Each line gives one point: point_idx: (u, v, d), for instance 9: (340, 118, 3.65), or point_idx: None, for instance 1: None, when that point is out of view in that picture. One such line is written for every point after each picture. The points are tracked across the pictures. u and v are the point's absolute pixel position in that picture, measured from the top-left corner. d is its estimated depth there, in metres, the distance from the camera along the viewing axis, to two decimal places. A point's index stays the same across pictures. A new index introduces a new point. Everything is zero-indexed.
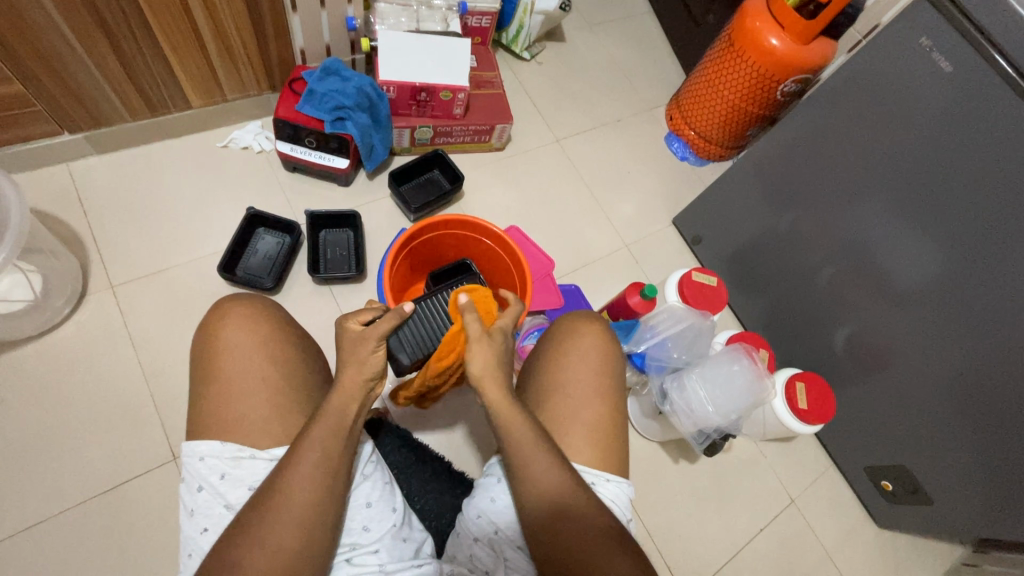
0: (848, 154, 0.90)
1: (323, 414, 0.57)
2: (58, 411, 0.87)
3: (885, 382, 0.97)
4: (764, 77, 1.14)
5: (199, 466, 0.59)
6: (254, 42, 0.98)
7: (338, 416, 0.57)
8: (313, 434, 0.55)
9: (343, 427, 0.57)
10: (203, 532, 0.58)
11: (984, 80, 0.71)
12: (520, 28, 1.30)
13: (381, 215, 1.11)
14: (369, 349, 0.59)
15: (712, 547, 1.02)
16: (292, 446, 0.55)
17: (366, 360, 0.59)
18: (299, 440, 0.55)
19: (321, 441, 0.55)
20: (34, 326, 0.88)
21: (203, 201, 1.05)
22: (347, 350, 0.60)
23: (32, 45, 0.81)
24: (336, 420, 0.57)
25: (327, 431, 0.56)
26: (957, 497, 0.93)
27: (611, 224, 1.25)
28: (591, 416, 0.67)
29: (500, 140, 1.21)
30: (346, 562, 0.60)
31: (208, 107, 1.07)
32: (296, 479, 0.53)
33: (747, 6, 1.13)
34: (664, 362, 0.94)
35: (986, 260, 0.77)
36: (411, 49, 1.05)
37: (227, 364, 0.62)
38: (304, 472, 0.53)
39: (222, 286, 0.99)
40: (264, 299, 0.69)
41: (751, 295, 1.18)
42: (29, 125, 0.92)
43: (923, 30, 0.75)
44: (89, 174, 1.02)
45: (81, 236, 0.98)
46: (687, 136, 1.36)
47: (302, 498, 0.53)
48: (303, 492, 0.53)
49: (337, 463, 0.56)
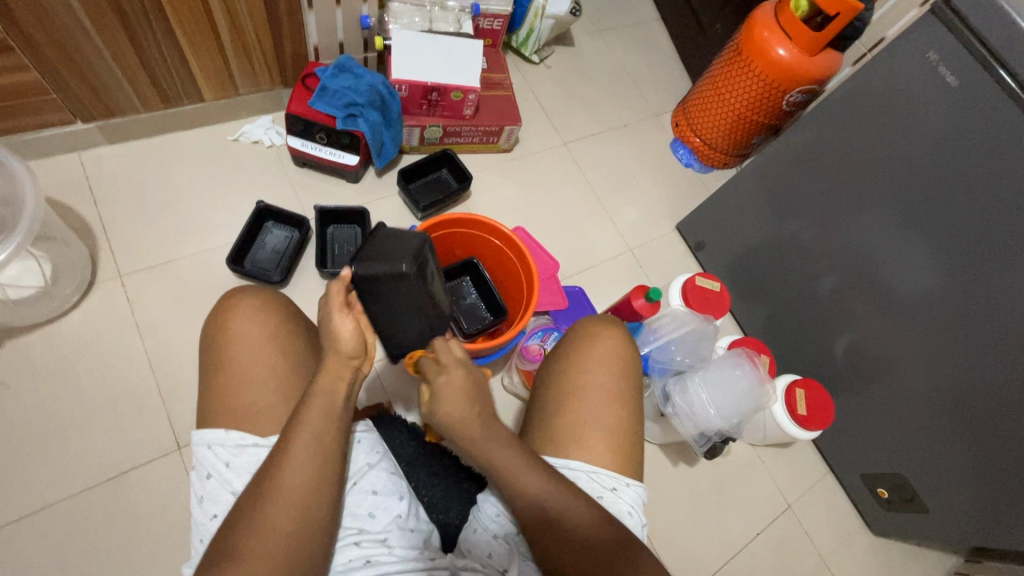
0: (850, 165, 0.91)
1: (315, 394, 0.57)
2: (64, 397, 0.87)
3: (883, 390, 0.98)
4: (770, 86, 1.15)
5: (206, 453, 0.59)
6: (268, 37, 0.99)
7: (327, 396, 0.57)
8: (309, 409, 0.56)
9: (333, 401, 0.57)
10: (213, 518, 0.58)
11: (988, 93, 0.72)
12: (531, 32, 1.31)
13: (389, 212, 1.12)
14: (339, 322, 0.59)
15: (708, 549, 1.03)
16: (288, 425, 0.56)
17: (340, 335, 0.59)
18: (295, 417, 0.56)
19: (315, 418, 0.55)
20: (42, 314, 0.88)
21: (213, 193, 1.06)
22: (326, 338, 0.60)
23: (51, 33, 0.81)
24: (328, 395, 0.57)
25: (319, 408, 0.56)
26: (952, 506, 0.94)
27: (616, 228, 1.26)
28: (607, 421, 0.67)
29: (508, 142, 1.22)
30: (355, 545, 0.60)
31: (220, 100, 1.07)
32: (295, 453, 0.54)
33: (756, 17, 1.14)
34: (668, 365, 0.96)
35: (984, 271, 0.79)
36: (423, 48, 1.06)
37: (236, 353, 0.62)
38: (299, 445, 0.54)
39: (228, 278, 1.00)
40: (271, 291, 0.70)
41: (752, 301, 1.19)
42: (43, 113, 0.93)
43: (931, 44, 0.76)
44: (101, 164, 1.03)
45: (90, 225, 0.98)
46: (693, 143, 1.38)
47: (306, 469, 0.54)
48: (305, 466, 0.54)
49: (327, 439, 0.56)
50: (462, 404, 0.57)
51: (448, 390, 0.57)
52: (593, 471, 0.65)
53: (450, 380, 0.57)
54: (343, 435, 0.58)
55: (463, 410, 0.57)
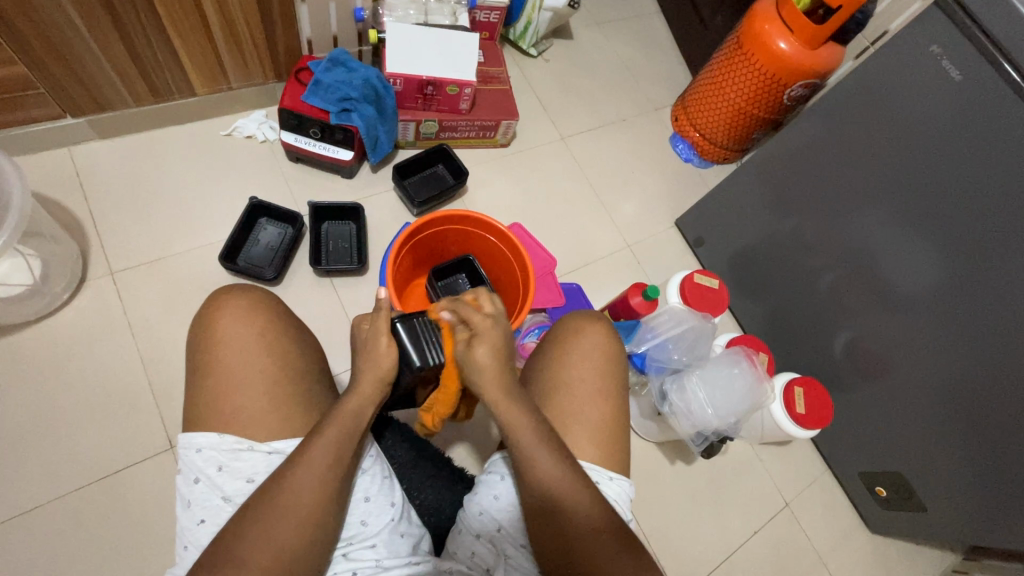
0: (852, 160, 0.90)
1: (337, 415, 0.57)
2: (55, 396, 0.86)
3: (882, 389, 0.97)
4: (770, 80, 1.14)
5: (195, 458, 0.58)
6: (260, 30, 0.97)
7: (352, 419, 0.58)
8: (326, 432, 0.56)
9: (357, 425, 0.58)
10: (200, 524, 0.57)
11: (992, 88, 0.71)
12: (528, 24, 1.29)
13: (384, 208, 1.11)
14: (379, 340, 0.61)
15: (706, 549, 1.03)
16: (302, 442, 0.56)
17: (377, 347, 0.61)
18: (310, 438, 0.55)
19: (334, 440, 0.56)
20: (32, 311, 0.87)
21: (205, 190, 1.05)
22: (364, 358, 0.61)
23: (37, 26, 0.80)
24: (352, 421, 0.57)
25: (340, 430, 0.56)
26: (951, 506, 0.93)
27: (614, 224, 1.25)
28: (591, 417, 0.66)
29: (506, 136, 1.21)
30: (343, 557, 0.59)
31: (213, 95, 1.06)
32: (304, 474, 0.53)
33: (757, 9, 1.12)
34: (665, 363, 0.94)
35: (987, 270, 0.78)
36: (418, 41, 1.04)
37: (224, 355, 0.61)
38: (307, 466, 0.54)
39: (221, 275, 0.99)
40: (260, 291, 0.69)
41: (751, 297, 1.18)
42: (32, 107, 0.91)
43: (934, 38, 0.75)
44: (91, 159, 1.02)
45: (81, 221, 0.97)
46: (692, 138, 1.36)
47: (313, 489, 0.54)
48: (314, 483, 0.54)
49: (331, 458, 0.55)
50: (496, 355, 0.59)
51: (483, 337, 0.59)
52: None
53: (482, 327, 0.59)
54: (353, 449, 0.58)
55: (497, 361, 0.59)
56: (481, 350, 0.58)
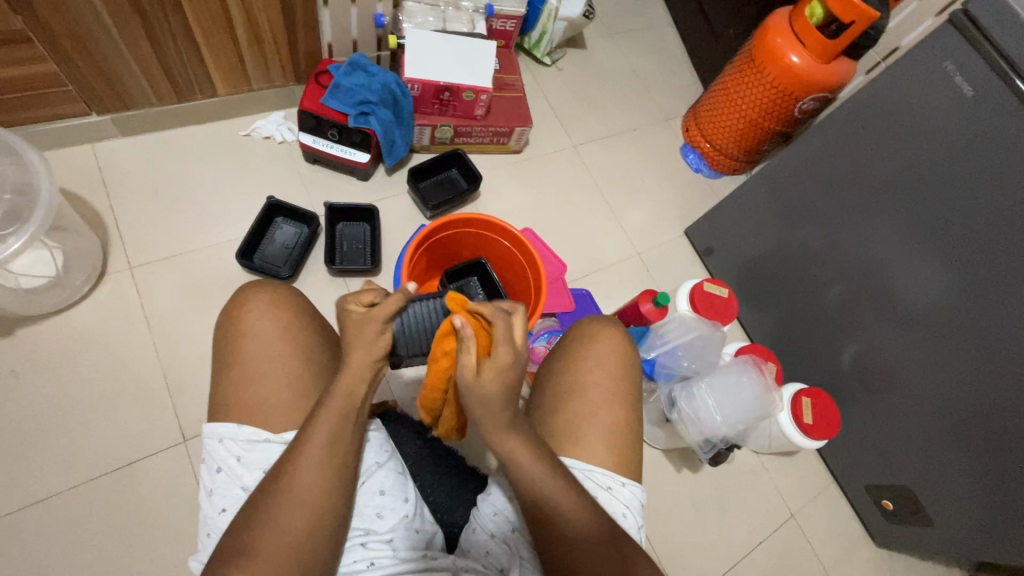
0: (863, 172, 0.91)
1: (332, 396, 0.57)
2: (71, 387, 0.87)
3: (889, 401, 0.98)
4: (782, 93, 1.15)
5: (218, 448, 0.59)
6: (283, 34, 1.00)
7: (346, 399, 0.57)
8: (323, 415, 0.56)
9: (351, 406, 0.57)
10: (221, 512, 0.58)
11: (1002, 104, 0.72)
12: (543, 33, 1.31)
13: (398, 211, 1.12)
14: (373, 331, 0.58)
15: (711, 557, 1.03)
16: (303, 426, 0.56)
17: (367, 342, 0.58)
18: (309, 422, 0.56)
19: (332, 425, 0.56)
20: (53, 303, 0.89)
21: (224, 188, 1.06)
22: (352, 332, 0.59)
23: (69, 26, 0.82)
24: (345, 401, 0.57)
25: (334, 413, 0.56)
26: (956, 520, 0.93)
27: (624, 233, 1.26)
28: (605, 422, 0.67)
29: (519, 143, 1.22)
30: (361, 545, 0.60)
31: (234, 96, 1.08)
32: (303, 460, 0.54)
33: (770, 22, 1.14)
34: (674, 370, 0.95)
35: (995, 284, 0.78)
36: (436, 47, 1.06)
37: (249, 348, 0.62)
38: (319, 447, 0.55)
39: (236, 271, 1.00)
40: (283, 285, 0.70)
41: (759, 308, 1.19)
42: (58, 104, 0.93)
43: (947, 55, 0.76)
44: (113, 155, 1.03)
45: (102, 216, 0.99)
46: (703, 149, 1.37)
47: (316, 473, 0.54)
48: (317, 467, 0.54)
49: (346, 441, 0.57)
50: (504, 391, 0.56)
51: (494, 369, 0.55)
52: (588, 470, 0.65)
53: (500, 359, 0.55)
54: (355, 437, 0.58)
55: (503, 398, 0.56)
56: (490, 385, 0.55)
